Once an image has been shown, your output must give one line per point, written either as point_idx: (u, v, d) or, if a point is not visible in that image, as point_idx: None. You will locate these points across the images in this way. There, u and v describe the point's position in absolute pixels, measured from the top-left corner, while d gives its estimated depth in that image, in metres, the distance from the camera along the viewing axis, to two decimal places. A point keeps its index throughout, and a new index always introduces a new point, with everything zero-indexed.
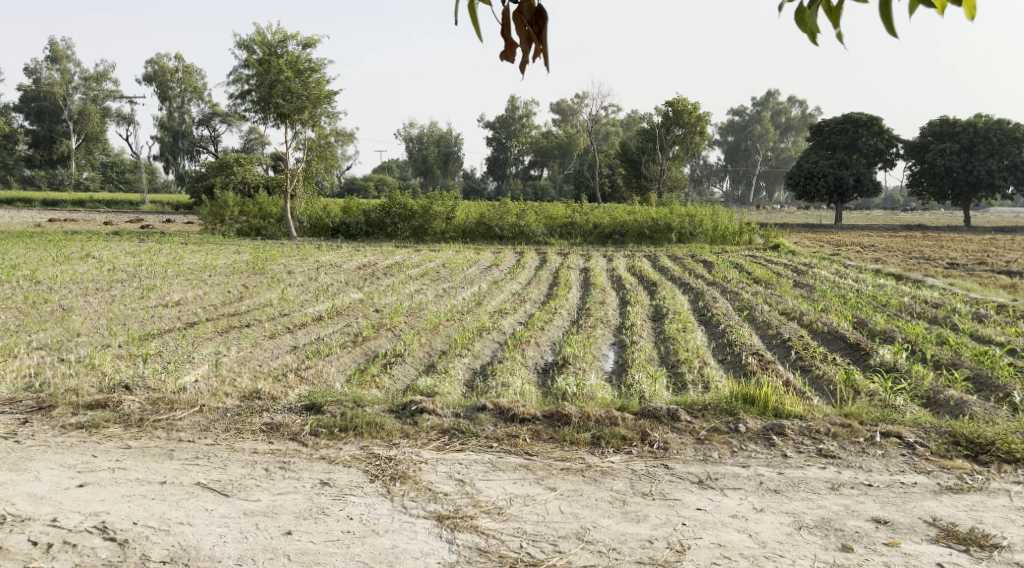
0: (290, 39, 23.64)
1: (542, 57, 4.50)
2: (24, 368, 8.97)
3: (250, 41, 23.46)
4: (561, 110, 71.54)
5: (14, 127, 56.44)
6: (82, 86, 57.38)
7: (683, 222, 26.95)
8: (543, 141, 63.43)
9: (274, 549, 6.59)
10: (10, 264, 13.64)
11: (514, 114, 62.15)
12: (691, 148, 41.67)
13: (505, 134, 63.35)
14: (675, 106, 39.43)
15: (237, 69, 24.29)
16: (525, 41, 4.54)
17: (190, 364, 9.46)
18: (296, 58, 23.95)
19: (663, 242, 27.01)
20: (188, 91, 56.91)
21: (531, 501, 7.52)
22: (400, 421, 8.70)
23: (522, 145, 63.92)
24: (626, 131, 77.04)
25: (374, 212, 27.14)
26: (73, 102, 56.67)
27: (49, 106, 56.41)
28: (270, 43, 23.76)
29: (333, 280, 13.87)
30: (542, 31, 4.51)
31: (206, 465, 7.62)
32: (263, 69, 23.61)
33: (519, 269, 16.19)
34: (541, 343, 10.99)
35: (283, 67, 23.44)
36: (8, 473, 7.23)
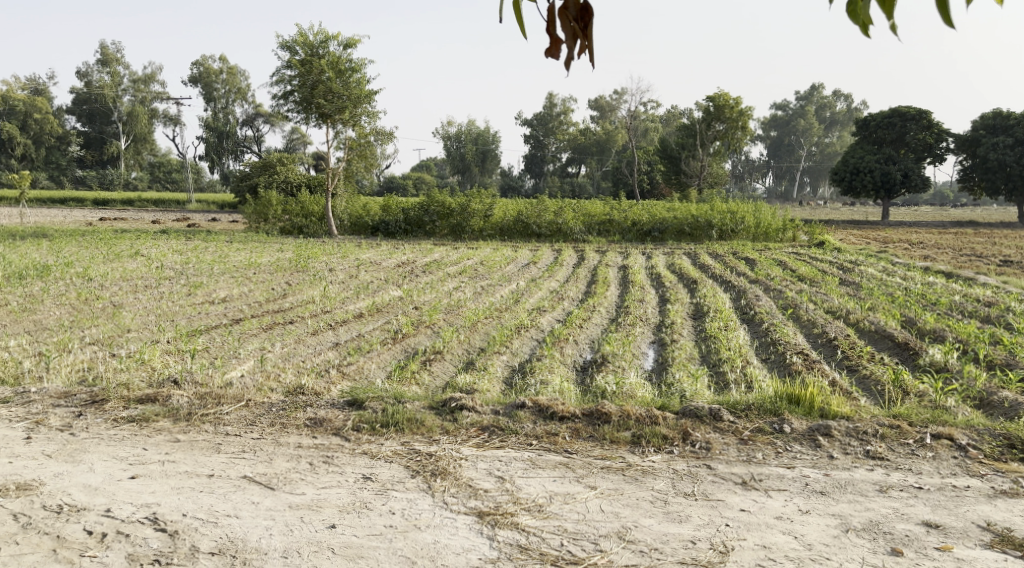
0: (332, 39, 23.97)
1: (589, 53, 4.39)
2: (79, 362, 9.28)
3: (292, 42, 23.82)
4: (599, 106, 70.69)
5: (67, 129, 58.30)
6: (130, 89, 59.21)
7: (724, 219, 26.52)
8: (580, 138, 62.63)
9: (318, 543, 6.70)
10: (63, 262, 14.10)
11: (552, 111, 62.59)
12: (734, 144, 40.99)
13: (543, 132, 63.58)
14: (715, 101, 38.98)
15: (280, 69, 24.64)
16: (571, 38, 4.42)
17: (237, 360, 9.67)
18: (337, 58, 24.29)
19: (703, 240, 26.68)
20: (232, 92, 58.37)
21: (572, 500, 7.52)
22: (440, 417, 8.77)
23: (560, 143, 63.89)
24: (666, 127, 76.04)
25: (413, 210, 27.36)
26: (123, 104, 58.43)
27: (100, 107, 58.17)
28: (311, 43, 24.10)
29: (373, 278, 14.05)
30: (588, 27, 4.41)
31: (252, 459, 7.78)
32: (305, 69, 23.95)
33: (557, 267, 16.15)
34: (580, 341, 10.97)
35: (324, 67, 23.78)
36: (64, 464, 7.48)
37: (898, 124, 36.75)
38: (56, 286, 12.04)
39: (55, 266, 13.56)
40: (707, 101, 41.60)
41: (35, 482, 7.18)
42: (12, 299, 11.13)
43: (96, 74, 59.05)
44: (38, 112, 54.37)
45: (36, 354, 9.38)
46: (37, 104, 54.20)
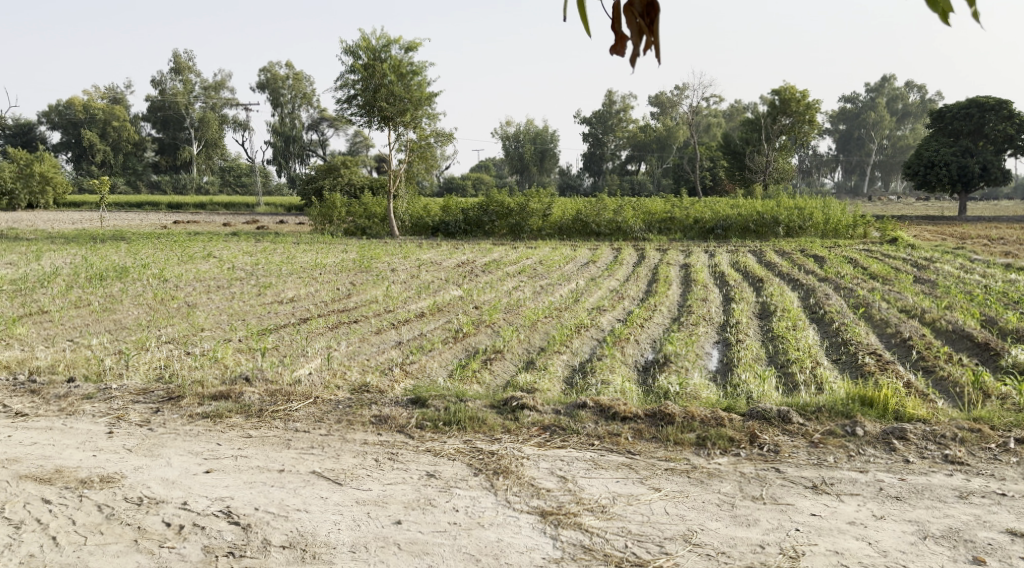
0: (393, 43, 24.33)
1: (656, 49, 4.32)
2: (156, 360, 9.67)
3: (355, 47, 24.30)
4: (660, 102, 69.43)
5: (142, 136, 60.74)
6: (201, 96, 61.53)
7: (791, 215, 25.87)
8: (640, 135, 61.39)
9: (384, 538, 6.82)
10: (141, 263, 14.69)
11: (611, 109, 61.69)
12: (800, 138, 39.99)
13: (602, 129, 62.58)
14: (782, 94, 38.37)
15: (344, 74, 25.19)
16: (636, 34, 4.37)
17: (304, 358, 9.93)
18: (398, 62, 24.67)
19: (769, 237, 26.01)
20: (298, 97, 59.93)
21: (635, 501, 7.46)
22: (501, 416, 8.82)
23: (619, 140, 62.69)
24: (729, 122, 74.45)
25: (472, 210, 27.62)
26: (194, 110, 60.57)
27: (173, 115, 60.42)
28: (374, 48, 24.57)
29: (434, 278, 14.20)
30: (654, 22, 4.34)
31: (320, 455, 7.98)
32: (367, 73, 24.47)
33: (616, 265, 16.04)
34: (641, 341, 10.87)
35: (386, 71, 24.22)
36: (143, 458, 7.78)
37: (976, 115, 35.20)
38: (134, 287, 12.55)
39: (133, 268, 14.12)
40: (772, 95, 40.85)
41: (117, 475, 7.46)
42: (93, 300, 11.65)
43: (169, 83, 61.10)
44: (117, 119, 57.81)
45: (116, 352, 9.81)
46: (115, 113, 57.56)
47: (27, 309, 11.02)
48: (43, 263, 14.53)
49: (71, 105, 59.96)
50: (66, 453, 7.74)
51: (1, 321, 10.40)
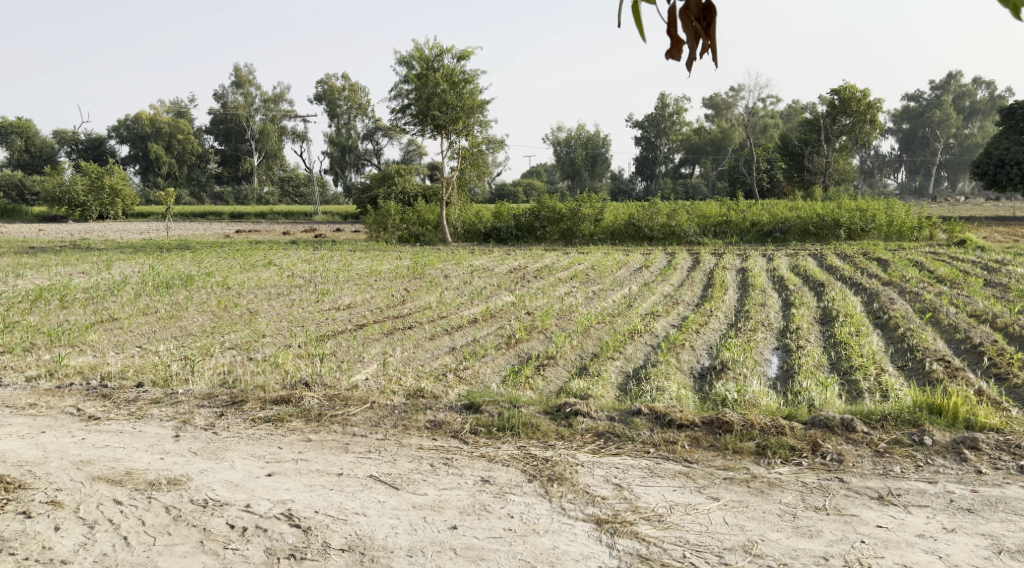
0: (446, 53, 24.60)
1: (712, 52, 4.28)
2: (220, 365, 9.93)
3: (409, 57, 24.62)
4: (714, 104, 68.08)
5: (205, 148, 62.92)
6: (262, 108, 63.31)
7: (853, 217, 25.19)
8: (694, 138, 61.68)
9: (440, 543, 6.87)
10: (205, 272, 15.14)
11: (664, 112, 59.75)
12: (862, 138, 38.25)
13: (655, 132, 60.42)
14: (840, 94, 37.15)
15: (398, 84, 25.54)
16: (693, 37, 4.35)
17: (361, 363, 10.08)
18: (451, 71, 24.88)
19: (829, 240, 25.48)
20: (354, 107, 61.39)
21: (693, 510, 7.35)
22: (555, 422, 8.79)
23: (673, 143, 61.31)
24: (787, 123, 72.74)
25: (524, 216, 27.62)
26: (255, 123, 62.36)
27: (235, 127, 62.29)
28: (428, 58, 24.86)
29: (486, 284, 14.26)
30: (710, 26, 4.34)
31: (377, 459, 8.08)
32: (421, 83, 24.76)
33: (670, 270, 15.86)
34: (696, 347, 10.73)
35: (439, 80, 24.42)
36: (208, 461, 7.98)
37: None
38: (199, 294, 12.95)
39: (198, 276, 14.55)
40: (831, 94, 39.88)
41: (184, 477, 7.66)
42: (160, 307, 12.05)
43: (231, 96, 62.82)
44: (182, 133, 59.46)
45: (182, 358, 10.12)
46: (180, 127, 59.39)
47: (98, 316, 11.45)
48: (113, 272, 15.06)
49: (138, 119, 61.28)
50: (135, 456, 7.97)
51: (75, 328, 10.83)
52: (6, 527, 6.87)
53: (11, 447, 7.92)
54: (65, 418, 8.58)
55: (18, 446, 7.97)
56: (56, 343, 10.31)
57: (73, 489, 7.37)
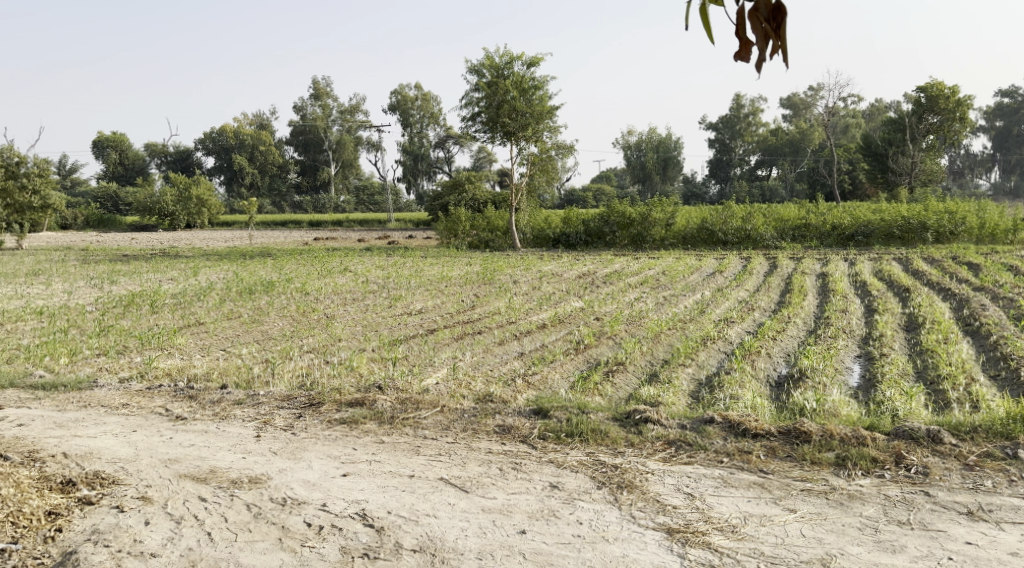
0: (516, 60, 24.72)
1: (784, 52, 4.19)
2: (299, 368, 10.20)
3: (480, 66, 24.84)
4: (792, 104, 66.01)
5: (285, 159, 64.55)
6: (339, 120, 64.17)
7: (942, 219, 24.10)
8: (771, 139, 58.56)
9: (510, 547, 6.90)
10: (286, 278, 15.64)
11: (740, 113, 58.51)
12: (951, 137, 37.10)
13: (729, 134, 59.72)
14: (928, 91, 35.83)
15: (469, 92, 25.83)
16: (762, 39, 4.26)
17: (432, 367, 10.21)
18: (521, 78, 24.97)
19: (916, 243, 24.42)
20: (425, 117, 61.98)
21: (768, 522, 7.18)
22: (624, 429, 8.71)
23: (748, 145, 59.62)
24: (869, 122, 68.88)
25: (594, 221, 27.67)
26: (332, 133, 63.36)
27: (314, 138, 63.25)
28: (498, 65, 25.07)
29: (555, 289, 14.26)
30: (781, 26, 4.22)
31: (448, 462, 8.17)
32: (491, 91, 25.02)
33: (745, 275, 15.48)
34: (773, 354, 10.47)
35: (509, 87, 24.66)
36: (287, 461, 8.18)
37: None
38: (279, 299, 13.37)
39: (279, 282, 15.00)
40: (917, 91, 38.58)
41: (264, 476, 7.86)
42: (243, 312, 12.48)
43: (310, 108, 64.25)
44: (264, 144, 61.60)
45: (264, 361, 10.44)
46: (262, 139, 61.40)
47: (185, 321, 11.94)
48: (199, 278, 15.66)
49: (223, 131, 63.29)
50: (219, 455, 8.22)
51: (164, 332, 11.31)
52: (100, 520, 7.11)
53: (105, 444, 8.24)
54: (154, 417, 8.92)
55: (111, 444, 8.28)
56: (146, 346, 10.79)
57: (161, 485, 7.62)
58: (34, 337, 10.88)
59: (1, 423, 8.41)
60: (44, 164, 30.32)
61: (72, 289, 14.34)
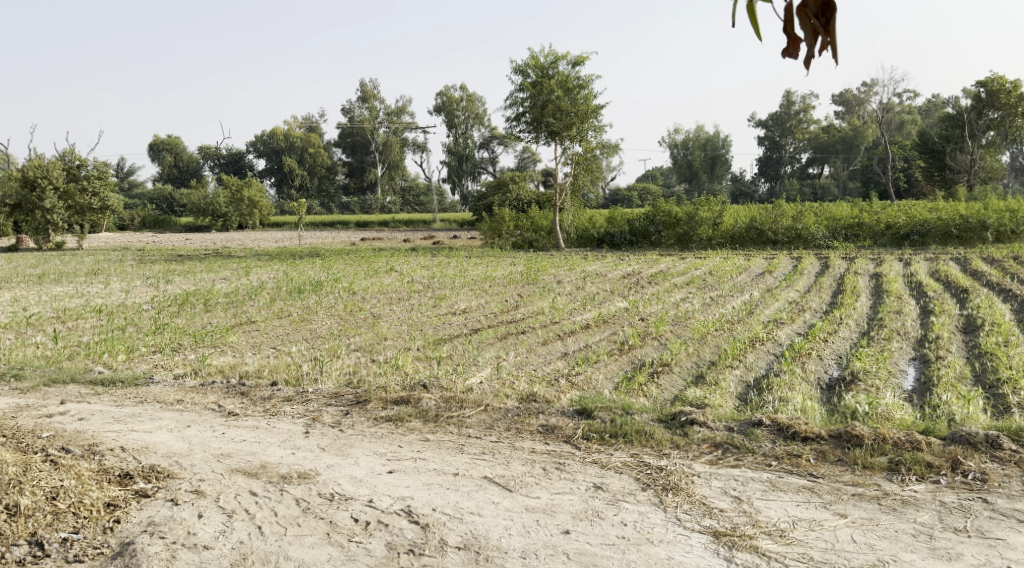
0: (561, 59, 24.76)
1: (833, 50, 3.92)
2: (346, 366, 10.35)
3: (525, 66, 24.96)
4: (845, 101, 63.77)
5: (332, 161, 65.50)
6: (385, 121, 64.90)
7: (1002, 219, 23.36)
8: (823, 136, 56.55)
9: (554, 547, 6.88)
10: (334, 277, 15.87)
11: (790, 109, 57.43)
12: (1012, 133, 36.44)
13: (780, 131, 58.40)
14: (987, 87, 34.98)
15: (514, 92, 26.00)
16: (811, 35, 3.99)
17: (476, 366, 10.26)
18: (566, 77, 25.01)
19: (975, 242, 23.76)
20: (470, 118, 62.09)
21: (818, 526, 7.05)
22: (670, 431, 8.64)
23: (799, 142, 57.92)
24: (927, 118, 67.23)
25: (639, 221, 27.56)
26: (378, 135, 63.56)
27: (361, 140, 64.05)
28: (543, 65, 25.12)
29: (599, 289, 14.22)
30: (830, 22, 3.96)
31: (492, 461, 8.20)
32: (536, 90, 25.12)
33: (796, 276, 15.15)
34: (824, 356, 10.27)
35: (554, 87, 24.79)
36: (334, 457, 8.29)
37: None
38: (327, 298, 13.60)
39: (327, 282, 15.21)
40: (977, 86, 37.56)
41: (313, 471, 7.98)
42: (293, 311, 12.71)
43: (357, 110, 65.14)
44: (313, 146, 62.65)
45: (312, 359, 10.61)
46: (312, 141, 62.49)
47: (237, 319, 12.20)
48: (251, 278, 15.95)
49: (274, 134, 64.52)
50: (269, 450, 8.38)
51: (217, 330, 11.59)
52: (156, 512, 7.26)
53: (160, 439, 8.46)
54: (207, 413, 9.14)
55: (166, 438, 8.51)
56: (200, 344, 11.07)
57: (214, 480, 7.78)
58: (93, 334, 11.25)
59: (63, 417, 8.70)
60: (103, 167, 31.27)
61: (129, 288, 14.76)
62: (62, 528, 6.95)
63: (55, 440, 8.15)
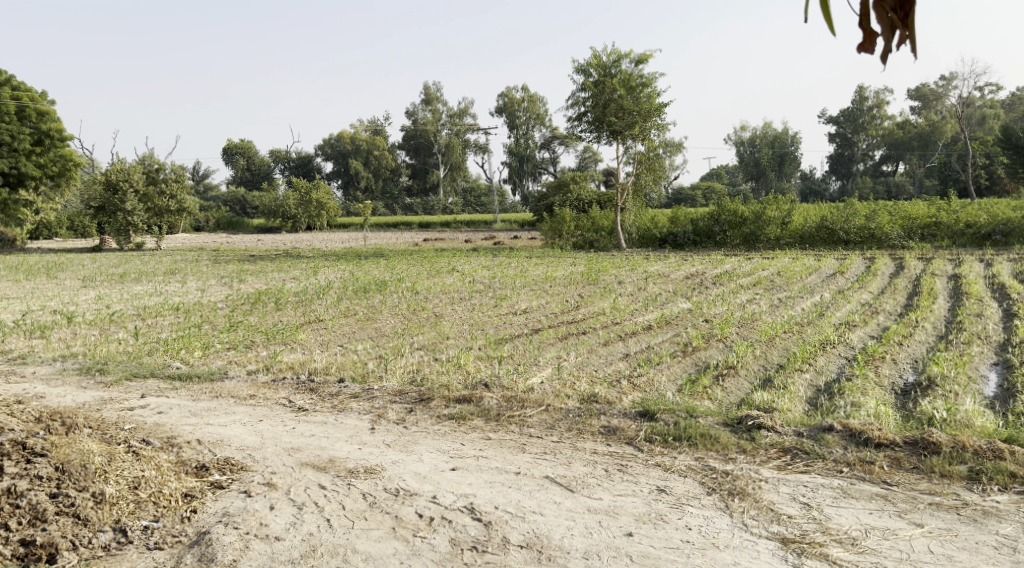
0: (624, 58, 24.57)
1: (912, 44, 3.94)
2: (410, 364, 10.49)
3: (587, 65, 24.90)
4: (922, 95, 58.39)
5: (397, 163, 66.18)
6: (448, 124, 66.28)
7: None
8: (898, 132, 52.20)
9: (617, 549, 6.85)
10: (397, 278, 16.10)
11: (862, 106, 54.08)
12: None
13: (851, 128, 55.18)
14: None
15: (576, 91, 25.91)
16: (888, 29, 4.01)
17: (537, 366, 10.28)
18: (628, 75, 24.80)
19: None
20: (532, 118, 61.87)
21: (891, 536, 6.85)
22: (736, 435, 8.46)
23: (872, 138, 54.58)
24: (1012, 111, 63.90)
25: (703, 221, 27.16)
26: (441, 137, 64.40)
27: (424, 142, 64.85)
28: (605, 64, 24.99)
29: (662, 289, 14.06)
30: (909, 16, 3.96)
31: (554, 461, 8.19)
32: (598, 90, 25.01)
33: (869, 276, 14.71)
34: (899, 360, 9.94)
35: (616, 86, 24.56)
36: (399, 453, 8.40)
37: None
38: (392, 298, 13.82)
39: (391, 282, 15.47)
40: None
41: (379, 466, 8.11)
42: (359, 310, 12.98)
43: (420, 113, 66.15)
44: (378, 149, 63.18)
45: (377, 357, 10.81)
46: (377, 144, 63.02)
47: (306, 317, 12.53)
48: (318, 278, 16.32)
49: (341, 137, 65.06)
50: (337, 445, 8.56)
51: (287, 328, 11.92)
52: (230, 503, 7.50)
53: (234, 433, 8.75)
54: (279, 408, 9.40)
55: (240, 432, 8.79)
56: (272, 341, 11.41)
57: (285, 473, 7.99)
58: (172, 331, 11.73)
59: (143, 411, 9.08)
60: (181, 170, 32.50)
61: (205, 287, 15.30)
62: (143, 516, 7.23)
63: (137, 432, 8.50)
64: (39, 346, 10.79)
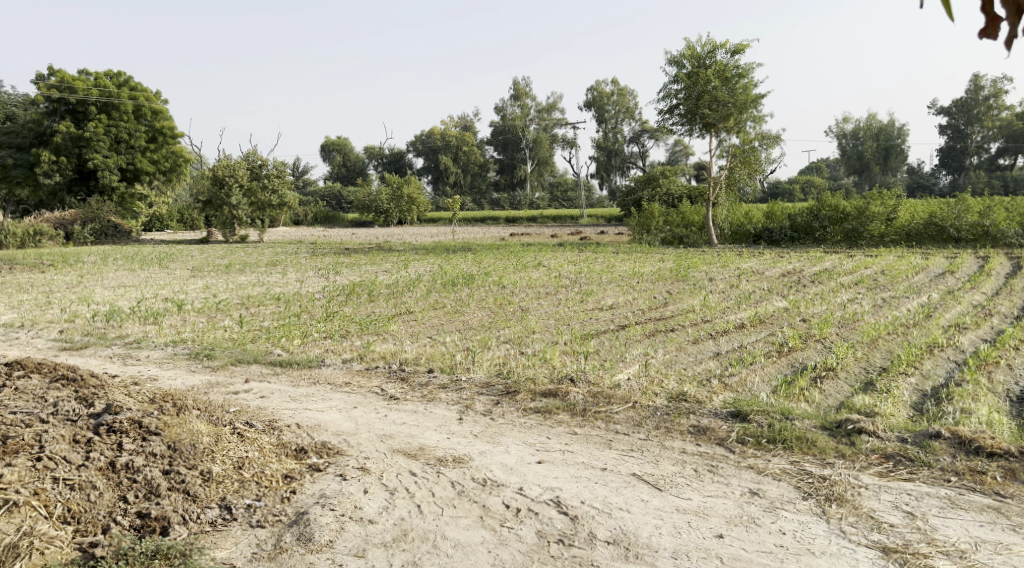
0: (719, 48, 23.86)
1: None
2: (496, 358, 10.55)
3: (680, 57, 24.31)
4: None
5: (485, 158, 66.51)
6: (536, 118, 66.63)
7: None
8: (1017, 123, 48.67)
9: (707, 550, 6.70)
10: (484, 272, 16.16)
11: (978, 94, 50.46)
12: None
13: (965, 119, 51.45)
14: None
15: (669, 84, 25.32)
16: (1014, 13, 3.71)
17: (624, 363, 10.15)
18: (723, 66, 24.08)
19: None
20: (621, 112, 61.03)
21: (1005, 551, 6.48)
22: (834, 439, 8.12)
23: (988, 130, 50.63)
24: None
25: (802, 216, 26.28)
26: (530, 132, 65.04)
27: (512, 137, 65.65)
28: (699, 55, 24.29)
29: (755, 288, 13.59)
30: None
31: (640, 458, 8.07)
32: (691, 81, 24.34)
33: (982, 276, 13.85)
34: (1015, 366, 9.35)
35: (711, 77, 23.91)
36: (486, 444, 8.46)
37: None
38: (478, 292, 13.91)
39: (478, 275, 15.60)
40: None
41: (467, 456, 8.19)
42: (447, 303, 13.15)
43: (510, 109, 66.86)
44: (467, 145, 63.75)
45: (465, 349, 10.92)
46: (466, 140, 63.62)
47: (398, 309, 12.79)
48: (409, 271, 16.62)
49: (432, 134, 66.23)
50: (427, 433, 8.69)
51: (380, 319, 12.19)
52: (327, 486, 7.71)
53: (331, 418, 9.01)
54: (372, 396, 9.62)
55: (336, 418, 9.05)
56: (365, 331, 11.70)
57: (378, 458, 8.17)
58: (273, 320, 12.19)
59: (247, 395, 9.47)
60: (282, 166, 33.49)
61: (304, 278, 15.80)
62: (246, 495, 7.48)
63: (241, 415, 8.83)
64: (152, 331, 11.40)
